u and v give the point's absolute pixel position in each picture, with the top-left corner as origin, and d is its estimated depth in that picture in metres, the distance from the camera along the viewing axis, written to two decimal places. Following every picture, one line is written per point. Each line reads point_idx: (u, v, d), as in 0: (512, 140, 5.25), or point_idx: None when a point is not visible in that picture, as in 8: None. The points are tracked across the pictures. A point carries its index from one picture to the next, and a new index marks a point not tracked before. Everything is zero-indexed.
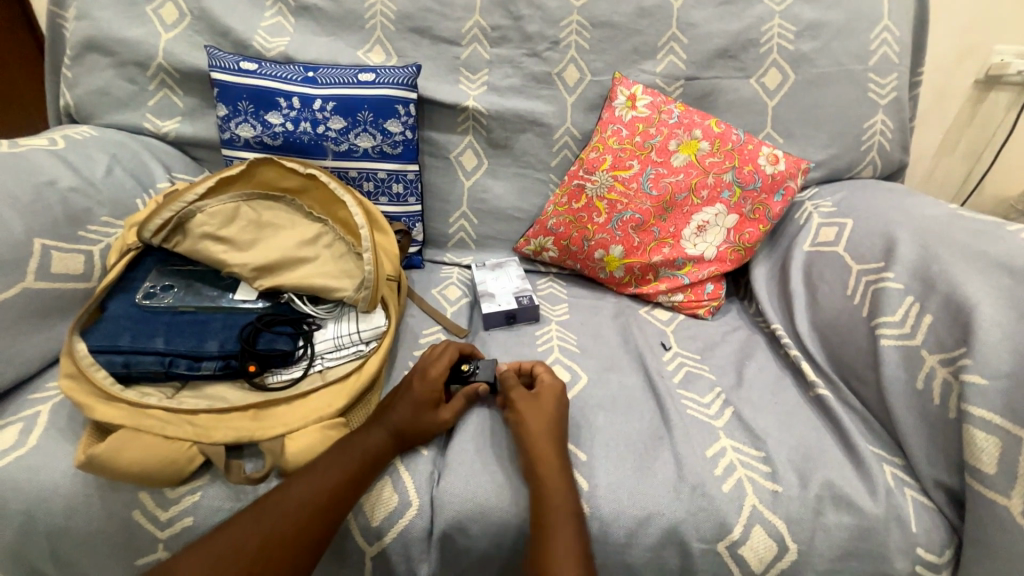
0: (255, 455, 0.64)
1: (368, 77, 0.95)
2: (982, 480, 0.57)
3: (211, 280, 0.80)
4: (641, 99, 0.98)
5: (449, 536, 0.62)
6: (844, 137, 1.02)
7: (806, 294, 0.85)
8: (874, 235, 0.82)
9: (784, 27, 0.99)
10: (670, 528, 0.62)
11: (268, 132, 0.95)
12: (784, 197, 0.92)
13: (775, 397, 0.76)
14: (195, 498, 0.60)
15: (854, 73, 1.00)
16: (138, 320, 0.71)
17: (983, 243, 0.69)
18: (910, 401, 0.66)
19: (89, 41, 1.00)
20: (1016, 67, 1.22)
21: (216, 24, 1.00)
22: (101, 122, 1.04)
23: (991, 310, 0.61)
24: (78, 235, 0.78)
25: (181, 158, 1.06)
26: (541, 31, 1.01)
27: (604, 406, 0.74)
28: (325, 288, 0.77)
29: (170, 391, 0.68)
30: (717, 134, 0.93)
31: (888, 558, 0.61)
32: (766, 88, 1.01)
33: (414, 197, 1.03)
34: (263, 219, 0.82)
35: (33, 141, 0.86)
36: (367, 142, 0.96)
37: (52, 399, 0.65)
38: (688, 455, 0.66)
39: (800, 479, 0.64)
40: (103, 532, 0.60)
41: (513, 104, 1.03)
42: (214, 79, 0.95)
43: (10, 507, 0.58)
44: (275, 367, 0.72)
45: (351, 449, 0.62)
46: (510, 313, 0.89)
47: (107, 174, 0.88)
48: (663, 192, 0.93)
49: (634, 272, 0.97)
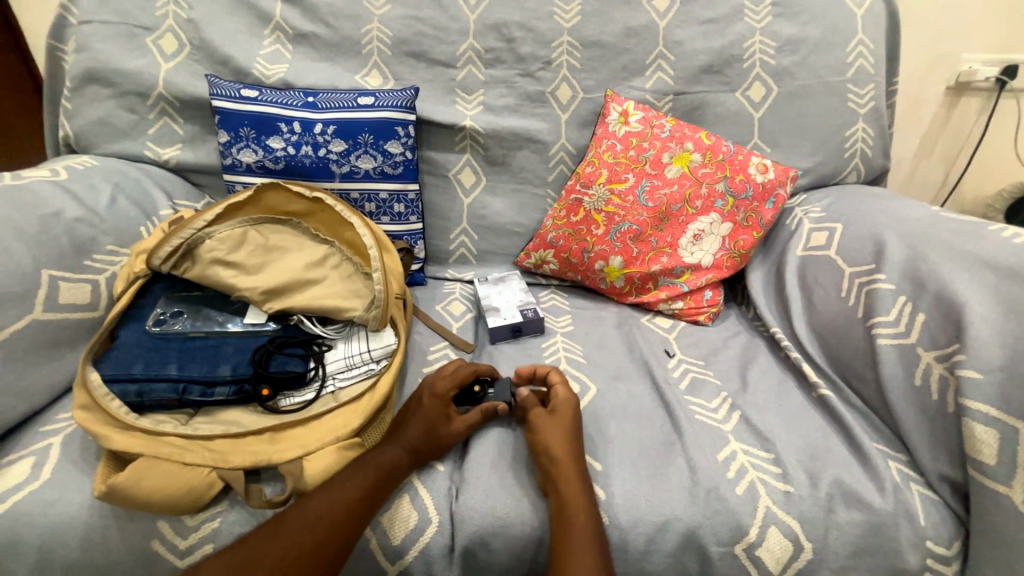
0: (273, 478, 0.64)
1: (368, 101, 0.97)
2: (985, 471, 0.59)
3: (219, 305, 0.80)
4: (633, 115, 1.01)
5: (471, 551, 0.63)
6: (827, 145, 1.06)
7: (802, 297, 0.88)
8: (864, 237, 0.85)
9: (765, 43, 1.04)
10: (688, 533, 0.63)
11: (270, 156, 0.96)
12: (775, 204, 0.95)
13: (779, 398, 0.78)
14: (215, 524, 0.61)
15: (833, 84, 1.05)
16: (149, 347, 0.71)
17: (968, 243, 0.73)
18: (909, 397, 0.68)
19: (89, 73, 1.01)
20: (983, 74, 1.29)
21: (216, 53, 1.02)
22: (101, 152, 1.04)
23: (981, 307, 0.64)
24: (84, 265, 0.78)
25: (182, 185, 1.07)
26: (534, 52, 1.04)
27: (615, 414, 0.75)
28: (334, 309, 0.78)
29: (184, 418, 0.68)
30: (708, 146, 0.96)
31: (901, 553, 0.62)
32: (750, 101, 1.06)
33: (416, 216, 1.04)
34: (270, 243, 0.83)
35: (36, 172, 0.86)
36: (368, 164, 0.98)
37: (63, 431, 0.65)
38: (701, 460, 0.67)
39: (810, 478, 0.66)
40: (121, 564, 0.60)
41: (509, 123, 1.06)
42: (215, 106, 0.97)
43: (26, 543, 0.58)
44: (288, 390, 0.72)
45: (367, 466, 0.62)
46: (516, 326, 0.90)
47: (111, 203, 0.89)
48: (659, 203, 0.96)
49: (634, 281, 0.99)
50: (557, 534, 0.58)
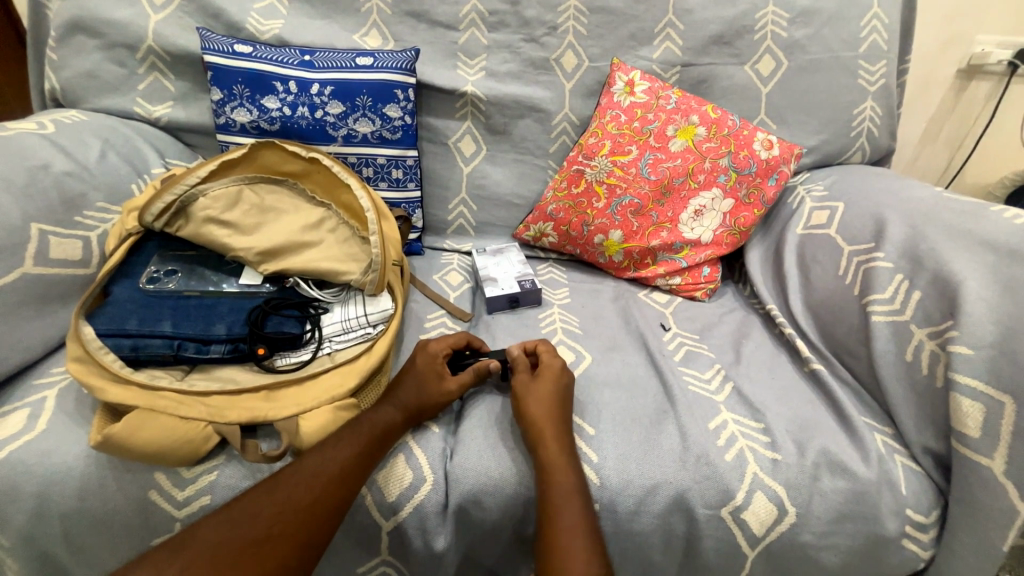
0: (269, 435, 0.65)
1: (366, 61, 0.94)
2: (967, 444, 0.60)
3: (214, 265, 0.80)
4: (639, 85, 0.99)
5: (464, 509, 0.64)
6: (834, 123, 1.05)
7: (799, 275, 0.88)
8: (865, 216, 0.85)
9: (778, 14, 1.01)
10: (676, 496, 0.65)
11: (265, 117, 0.93)
12: (778, 181, 0.95)
13: (772, 372, 0.79)
14: (212, 477, 0.61)
15: (844, 60, 1.02)
16: (144, 304, 0.71)
17: (969, 222, 0.72)
18: (899, 371, 0.69)
19: (75, 22, 0.96)
20: (996, 57, 1.27)
21: (208, 6, 0.98)
22: (89, 107, 1.01)
23: (976, 285, 0.65)
24: (75, 220, 0.76)
25: (174, 144, 1.04)
26: (539, 16, 1.01)
27: (609, 383, 0.76)
28: (331, 272, 0.77)
29: (179, 374, 0.69)
30: (713, 119, 0.94)
31: (880, 519, 0.64)
32: (760, 75, 1.03)
33: (414, 183, 1.03)
34: (265, 203, 0.82)
35: (22, 124, 0.83)
36: (367, 127, 0.95)
37: (58, 385, 0.66)
38: (692, 428, 0.69)
39: (797, 447, 0.67)
40: (118, 513, 0.61)
41: (512, 90, 1.03)
42: (208, 62, 0.93)
43: (22, 490, 0.59)
44: (284, 350, 0.73)
45: (361, 426, 0.63)
46: (513, 296, 0.90)
47: (101, 159, 0.86)
48: (661, 176, 0.95)
49: (632, 256, 0.99)
50: (541, 499, 0.60)
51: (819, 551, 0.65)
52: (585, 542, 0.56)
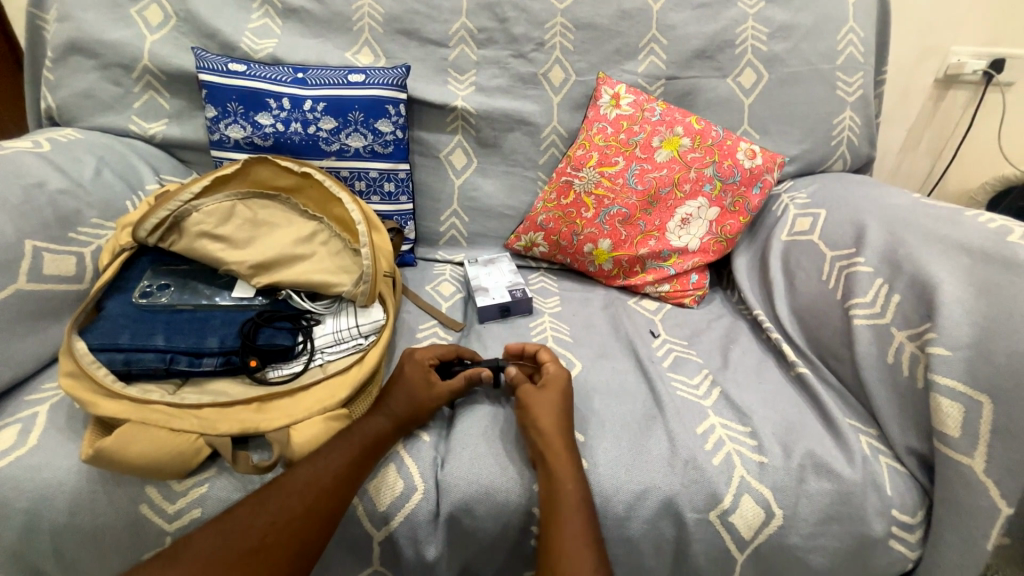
0: (261, 446, 0.66)
1: (358, 78, 0.97)
2: (949, 443, 0.61)
3: (207, 279, 0.81)
4: (624, 98, 1.01)
5: (456, 517, 0.64)
6: (815, 133, 1.08)
7: (785, 281, 0.90)
8: (846, 222, 0.87)
9: (757, 29, 1.04)
10: (666, 501, 0.65)
11: (259, 133, 0.95)
12: (762, 190, 0.96)
13: (759, 376, 0.80)
14: (203, 490, 0.62)
15: (823, 72, 1.06)
16: (137, 319, 0.72)
17: (944, 227, 0.75)
18: (882, 374, 0.71)
19: (71, 43, 0.98)
20: (971, 67, 1.31)
21: (203, 26, 1.00)
22: (84, 125, 1.02)
23: (952, 287, 0.66)
24: (68, 237, 0.77)
25: (169, 160, 1.05)
26: (526, 33, 1.04)
27: (599, 391, 0.77)
28: (323, 284, 0.79)
29: (172, 388, 0.69)
30: (697, 130, 0.97)
31: (866, 520, 0.65)
32: (741, 87, 1.06)
33: (406, 196, 1.04)
34: (259, 218, 0.83)
35: (18, 143, 0.84)
36: (358, 142, 0.97)
37: (49, 400, 0.66)
38: (680, 433, 0.70)
39: (784, 450, 0.68)
40: (108, 527, 0.61)
41: (501, 104, 1.05)
42: (202, 80, 0.95)
43: (12, 506, 0.59)
44: (275, 362, 0.73)
45: (353, 437, 0.63)
46: (504, 305, 0.91)
47: (96, 176, 0.87)
48: (647, 186, 0.97)
49: (622, 264, 1.00)
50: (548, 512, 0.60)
51: (807, 553, 0.66)
52: (582, 549, 0.56)
